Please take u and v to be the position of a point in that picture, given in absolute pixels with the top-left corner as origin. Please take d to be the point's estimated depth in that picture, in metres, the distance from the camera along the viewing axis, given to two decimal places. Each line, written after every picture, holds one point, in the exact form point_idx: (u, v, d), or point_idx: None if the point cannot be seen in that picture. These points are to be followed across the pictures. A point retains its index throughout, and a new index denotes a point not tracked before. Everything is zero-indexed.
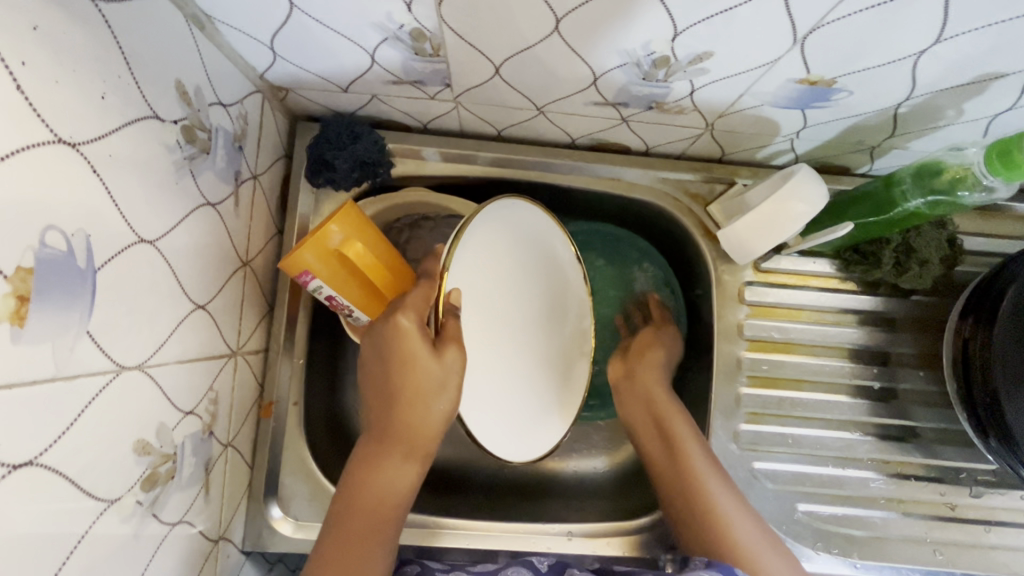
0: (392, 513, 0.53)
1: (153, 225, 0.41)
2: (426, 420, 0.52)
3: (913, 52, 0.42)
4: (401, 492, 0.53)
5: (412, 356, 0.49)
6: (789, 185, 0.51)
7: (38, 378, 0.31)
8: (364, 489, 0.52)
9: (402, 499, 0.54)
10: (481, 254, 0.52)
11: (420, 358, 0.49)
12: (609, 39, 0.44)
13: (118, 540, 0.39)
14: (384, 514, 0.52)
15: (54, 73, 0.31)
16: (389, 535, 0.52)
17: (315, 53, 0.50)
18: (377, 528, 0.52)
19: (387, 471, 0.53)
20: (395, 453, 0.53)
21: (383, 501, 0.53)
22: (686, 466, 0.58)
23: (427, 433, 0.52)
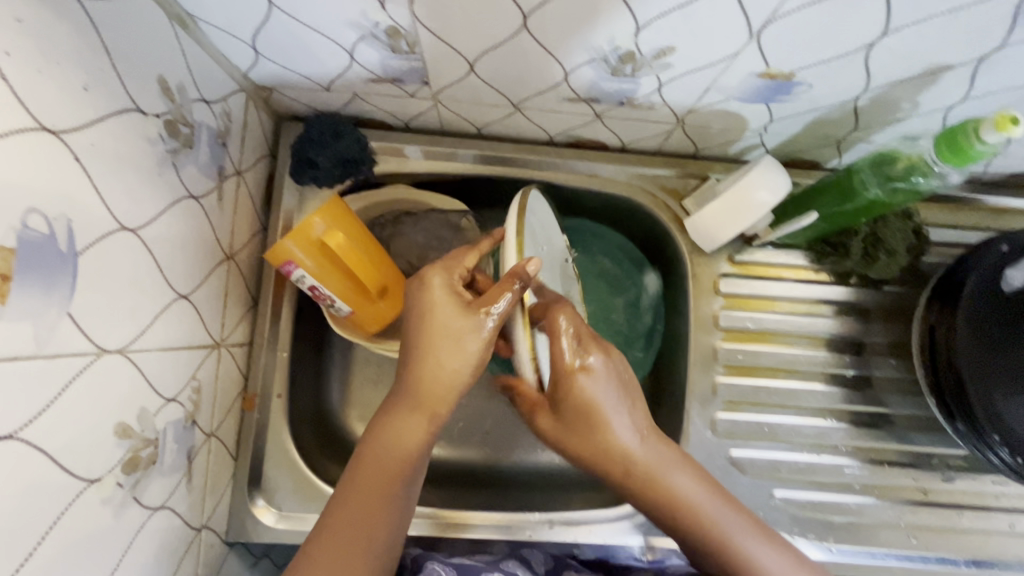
0: (402, 474, 0.49)
1: (134, 214, 0.42)
2: (447, 370, 0.47)
3: (864, 44, 0.44)
4: (412, 453, 0.49)
5: (438, 304, 0.47)
6: (752, 175, 0.53)
7: (19, 355, 0.32)
8: (377, 446, 0.49)
9: (418, 456, 0.50)
10: (536, 245, 0.52)
11: (444, 317, 0.47)
12: (576, 35, 0.46)
13: (98, 520, 0.40)
14: (395, 470, 0.49)
15: (37, 64, 0.32)
16: (398, 494, 0.49)
17: (296, 52, 0.52)
18: (383, 486, 0.49)
19: (399, 429, 0.49)
20: (411, 410, 0.49)
21: (392, 461, 0.49)
22: (696, 526, 0.52)
23: (446, 387, 0.48)
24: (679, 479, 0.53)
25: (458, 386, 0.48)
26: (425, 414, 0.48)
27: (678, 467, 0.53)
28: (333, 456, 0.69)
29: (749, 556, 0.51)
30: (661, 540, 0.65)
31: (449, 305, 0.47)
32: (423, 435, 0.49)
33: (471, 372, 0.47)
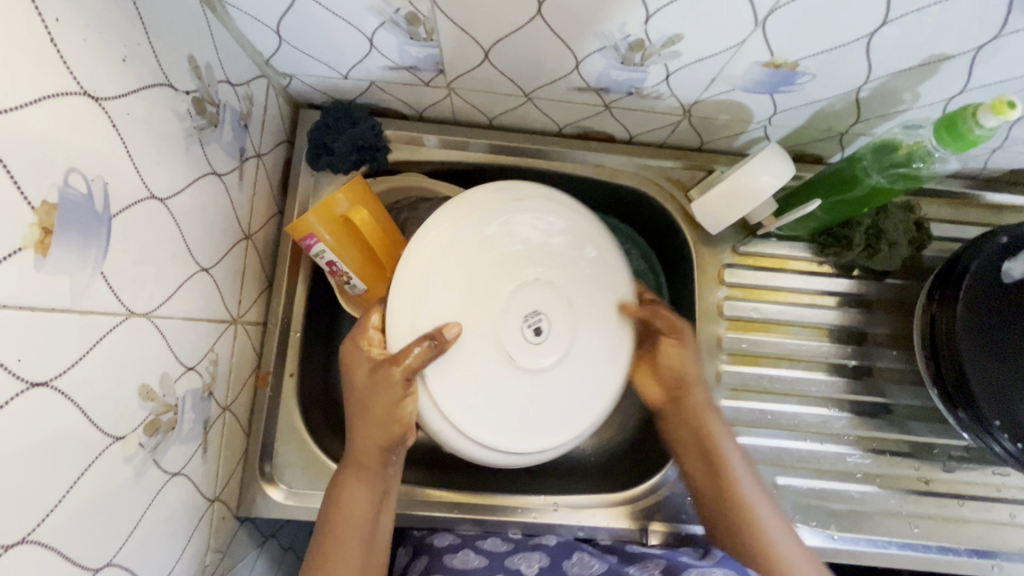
0: (365, 530, 0.55)
1: (163, 185, 0.44)
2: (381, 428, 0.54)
3: (865, 34, 0.46)
4: (365, 509, 0.56)
5: (357, 368, 0.54)
6: (756, 161, 0.55)
7: (56, 307, 0.34)
8: (336, 509, 0.55)
9: (371, 512, 0.56)
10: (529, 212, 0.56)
11: (365, 377, 0.53)
12: (589, 23, 0.48)
13: (120, 477, 0.41)
14: (355, 528, 0.55)
15: (83, 33, 0.34)
16: (369, 546, 0.56)
17: (318, 38, 0.54)
18: (349, 542, 0.54)
19: (348, 492, 0.56)
20: (355, 472, 0.56)
21: (350, 517, 0.55)
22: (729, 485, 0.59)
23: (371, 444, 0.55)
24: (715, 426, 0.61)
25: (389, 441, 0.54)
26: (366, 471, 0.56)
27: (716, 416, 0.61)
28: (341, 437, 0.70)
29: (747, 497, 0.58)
30: (664, 524, 0.66)
31: (365, 372, 0.53)
32: (372, 490, 0.56)
33: (398, 430, 0.54)
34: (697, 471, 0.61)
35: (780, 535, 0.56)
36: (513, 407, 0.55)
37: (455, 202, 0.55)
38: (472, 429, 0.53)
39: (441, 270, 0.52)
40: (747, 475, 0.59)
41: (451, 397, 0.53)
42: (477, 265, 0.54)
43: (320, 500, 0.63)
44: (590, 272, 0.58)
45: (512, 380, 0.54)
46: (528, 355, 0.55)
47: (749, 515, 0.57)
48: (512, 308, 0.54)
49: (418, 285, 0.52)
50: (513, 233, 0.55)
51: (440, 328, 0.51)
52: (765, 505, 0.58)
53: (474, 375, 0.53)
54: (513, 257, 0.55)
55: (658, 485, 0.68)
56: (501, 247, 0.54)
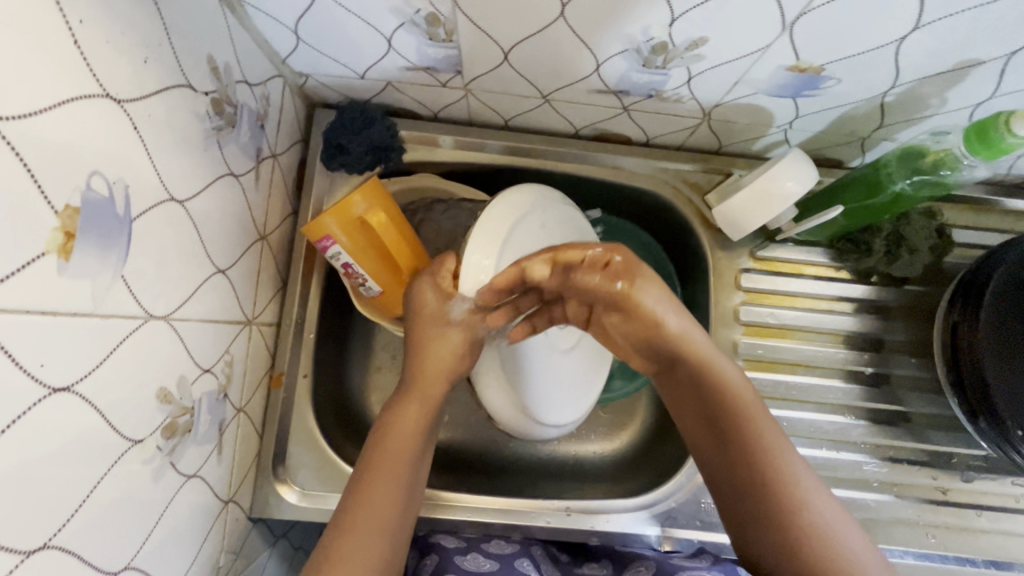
0: (417, 445, 0.53)
1: (182, 186, 0.44)
2: (437, 353, 0.54)
3: (895, 38, 0.45)
4: (420, 434, 0.53)
5: (432, 298, 0.54)
6: (778, 167, 0.55)
7: (78, 312, 0.34)
8: (385, 441, 0.52)
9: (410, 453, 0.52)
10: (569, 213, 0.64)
11: (439, 302, 0.53)
12: (612, 25, 0.47)
13: (138, 481, 0.41)
14: (394, 472, 0.51)
15: (105, 34, 0.34)
16: (403, 499, 0.50)
17: (336, 38, 0.54)
18: (392, 479, 0.50)
19: (406, 415, 0.53)
20: (417, 394, 0.54)
21: (404, 452, 0.51)
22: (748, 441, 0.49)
23: (433, 368, 0.54)
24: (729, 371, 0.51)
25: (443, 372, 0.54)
26: (431, 393, 0.54)
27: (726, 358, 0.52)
28: (354, 439, 0.70)
29: (761, 428, 0.50)
30: (678, 531, 0.66)
31: (443, 299, 0.53)
32: (429, 414, 0.54)
33: (461, 361, 0.55)
34: (699, 414, 0.52)
35: (802, 468, 0.49)
36: (542, 375, 0.63)
37: (506, 197, 0.56)
38: (513, 398, 0.60)
39: (510, 254, 0.54)
40: (762, 409, 0.51)
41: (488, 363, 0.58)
42: (534, 255, 0.57)
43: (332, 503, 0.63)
44: None
45: (544, 352, 0.63)
46: (553, 333, 0.64)
47: (764, 446, 0.49)
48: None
49: (497, 241, 0.52)
50: (552, 222, 0.61)
51: (523, 265, 0.49)
52: (782, 439, 0.50)
53: (513, 344, 0.59)
54: (553, 245, 0.60)
55: (671, 492, 0.67)
56: (544, 237, 0.59)
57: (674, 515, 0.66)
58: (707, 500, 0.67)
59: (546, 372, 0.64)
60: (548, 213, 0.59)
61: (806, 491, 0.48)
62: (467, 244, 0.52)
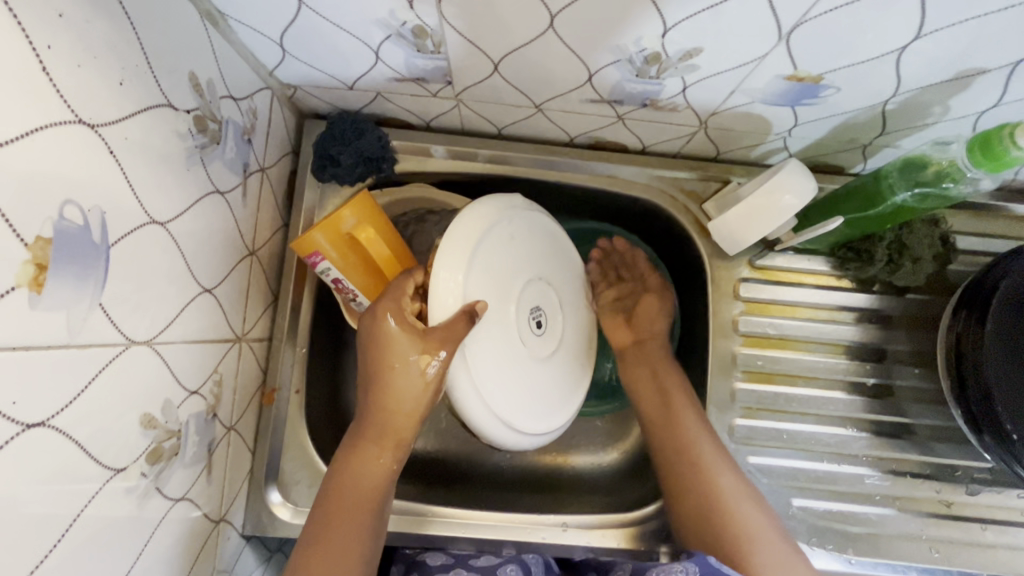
0: (383, 492, 0.54)
1: (164, 208, 0.43)
2: (403, 401, 0.53)
3: (895, 48, 0.44)
4: (387, 478, 0.54)
5: (393, 341, 0.51)
6: (776, 179, 0.54)
7: (53, 344, 0.33)
8: (345, 481, 0.53)
9: (380, 490, 0.54)
10: (533, 226, 0.61)
11: (403, 343, 0.51)
12: (603, 36, 0.46)
13: (122, 509, 0.41)
14: (360, 509, 0.52)
15: (77, 58, 0.33)
16: (370, 525, 0.52)
17: (322, 51, 0.53)
18: (355, 519, 0.52)
19: (369, 459, 0.54)
20: (376, 441, 0.54)
21: (365, 491, 0.53)
22: (688, 448, 0.59)
23: (402, 418, 0.53)
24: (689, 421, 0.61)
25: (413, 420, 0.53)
26: (395, 441, 0.54)
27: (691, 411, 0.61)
28: None
29: (702, 453, 0.59)
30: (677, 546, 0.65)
31: (409, 342, 0.51)
32: (395, 459, 0.55)
33: (432, 399, 0.53)
34: (661, 442, 0.61)
35: (738, 495, 0.57)
36: (529, 390, 0.58)
37: (469, 213, 0.54)
38: (509, 414, 0.55)
39: (480, 266, 0.53)
40: (709, 437, 0.60)
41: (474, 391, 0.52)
42: (501, 268, 0.55)
43: None
44: (569, 284, 0.67)
45: (528, 366, 0.59)
46: (532, 344, 0.59)
47: (706, 479, 0.58)
48: (522, 311, 0.58)
49: (462, 264, 0.51)
50: (519, 235, 0.58)
51: (473, 307, 0.50)
52: (727, 470, 0.58)
53: (504, 362, 0.56)
54: (521, 257, 0.58)
55: None
56: (511, 250, 0.57)
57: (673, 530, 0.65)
58: None
59: (531, 386, 0.59)
60: (509, 228, 0.57)
61: (745, 515, 0.56)
62: (439, 266, 0.50)
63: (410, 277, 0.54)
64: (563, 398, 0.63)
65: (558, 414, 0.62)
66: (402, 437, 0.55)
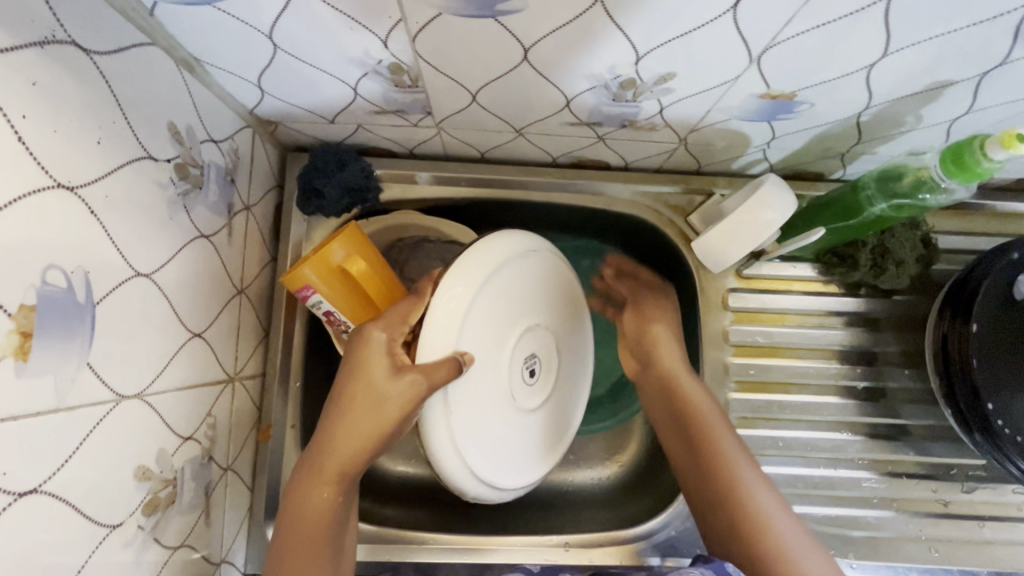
0: (332, 525, 0.51)
1: (148, 259, 0.43)
2: (357, 428, 0.51)
3: (864, 65, 0.44)
4: (332, 510, 0.51)
5: (370, 363, 0.51)
6: (757, 195, 0.54)
7: (41, 410, 0.33)
8: (295, 516, 0.51)
9: (331, 523, 0.51)
10: (531, 256, 0.59)
11: (376, 374, 0.50)
12: (576, 66, 0.47)
13: (120, 564, 0.41)
14: (315, 545, 0.50)
15: (52, 123, 0.33)
16: (328, 560, 0.50)
17: (300, 89, 0.53)
18: (310, 557, 0.50)
19: (316, 488, 0.51)
20: (323, 471, 0.51)
21: (314, 521, 0.51)
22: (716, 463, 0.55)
23: (353, 444, 0.51)
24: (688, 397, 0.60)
25: (363, 449, 0.51)
26: (339, 473, 0.51)
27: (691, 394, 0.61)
28: None
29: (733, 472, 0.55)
30: (677, 559, 0.65)
31: (381, 374, 0.50)
32: (337, 492, 0.52)
33: (386, 432, 0.51)
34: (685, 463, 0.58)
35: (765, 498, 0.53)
36: (504, 439, 0.57)
37: (482, 248, 0.53)
38: (467, 462, 0.53)
39: (477, 310, 0.52)
40: (734, 450, 0.56)
41: (445, 430, 0.51)
42: (499, 312, 0.54)
43: None
44: (568, 319, 0.66)
45: (511, 417, 0.58)
46: (524, 392, 0.59)
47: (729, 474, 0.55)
48: (515, 357, 0.57)
49: (456, 312, 0.50)
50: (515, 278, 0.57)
51: (458, 360, 0.48)
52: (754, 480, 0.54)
53: (481, 417, 0.54)
54: (522, 299, 0.58)
55: (670, 519, 0.66)
56: (503, 298, 0.55)
57: (674, 543, 0.66)
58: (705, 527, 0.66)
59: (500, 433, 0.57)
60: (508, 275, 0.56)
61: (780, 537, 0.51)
62: (441, 288, 0.50)
63: (417, 300, 0.52)
64: (541, 444, 0.63)
65: (534, 461, 0.61)
66: (345, 469, 0.52)
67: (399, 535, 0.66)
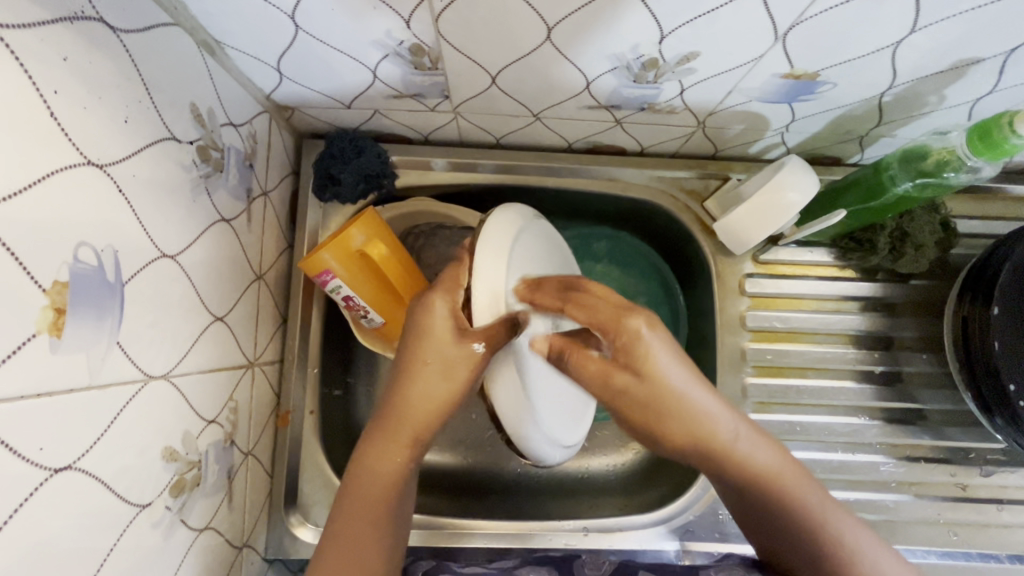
0: (395, 490, 0.50)
1: (173, 241, 0.43)
2: (424, 393, 0.49)
3: (891, 42, 0.44)
4: (401, 474, 0.51)
5: (432, 330, 0.48)
6: (778, 177, 0.54)
7: (74, 387, 0.33)
8: (359, 481, 0.50)
9: (391, 489, 0.50)
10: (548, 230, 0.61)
11: (439, 339, 0.47)
12: (599, 45, 0.46)
13: (149, 544, 0.41)
14: (376, 515, 0.49)
15: (82, 100, 0.33)
16: (385, 531, 0.50)
17: (319, 72, 0.53)
18: (373, 525, 0.49)
19: (389, 453, 0.50)
20: (392, 435, 0.50)
21: (382, 486, 0.50)
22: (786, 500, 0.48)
23: (420, 409, 0.50)
24: (759, 453, 0.49)
25: (432, 414, 0.50)
26: (409, 438, 0.50)
27: (763, 445, 0.49)
28: None
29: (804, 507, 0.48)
30: (694, 544, 0.65)
31: (446, 337, 0.47)
32: (408, 455, 0.51)
33: (457, 398, 0.50)
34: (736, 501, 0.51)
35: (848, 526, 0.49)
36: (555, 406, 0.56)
37: (501, 210, 0.51)
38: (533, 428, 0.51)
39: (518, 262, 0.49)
40: (799, 479, 0.49)
41: (513, 392, 0.48)
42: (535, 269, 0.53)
43: None
44: None
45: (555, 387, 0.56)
46: None
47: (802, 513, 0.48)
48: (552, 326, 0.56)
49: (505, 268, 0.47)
50: (532, 246, 0.54)
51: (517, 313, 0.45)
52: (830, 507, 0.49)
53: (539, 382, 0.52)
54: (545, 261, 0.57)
55: (688, 504, 0.67)
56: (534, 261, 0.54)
57: (691, 528, 0.66)
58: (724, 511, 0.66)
59: (552, 402, 0.55)
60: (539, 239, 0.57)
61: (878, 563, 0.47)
62: (483, 243, 0.46)
63: (459, 261, 0.48)
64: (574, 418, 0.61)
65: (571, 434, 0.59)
66: (418, 433, 0.51)
67: (417, 520, 0.66)
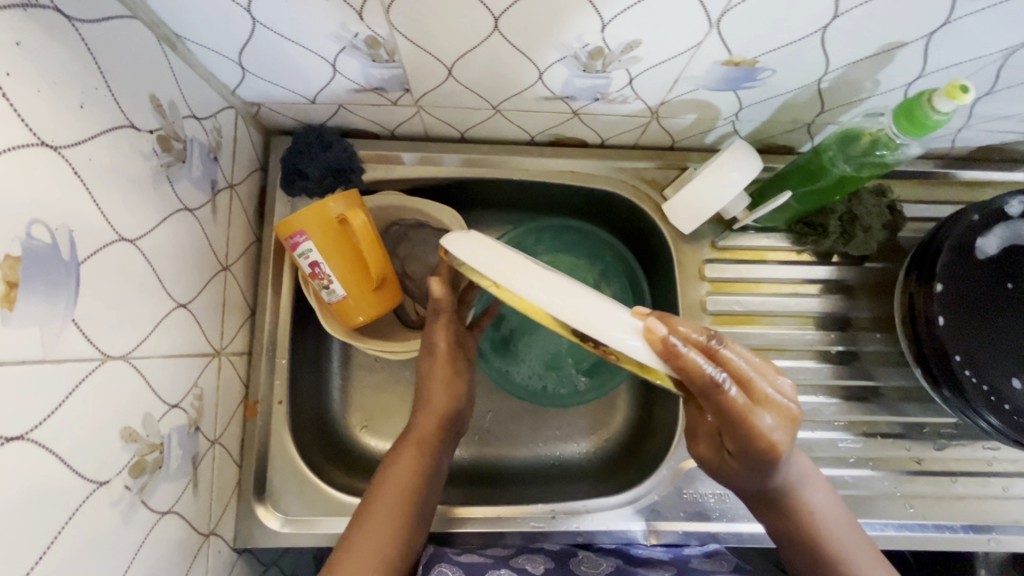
0: (408, 491, 0.55)
1: (132, 226, 0.44)
2: (429, 406, 0.59)
3: (818, 27, 0.47)
4: (415, 480, 0.56)
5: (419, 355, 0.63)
6: (723, 159, 0.57)
7: (27, 358, 0.34)
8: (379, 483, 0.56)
9: (408, 492, 0.55)
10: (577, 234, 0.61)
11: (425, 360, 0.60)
12: (546, 35, 0.49)
13: (107, 522, 0.41)
14: (399, 510, 0.54)
15: (35, 83, 0.34)
16: (402, 531, 0.54)
17: (281, 67, 0.54)
18: (387, 517, 0.54)
19: (401, 466, 0.57)
20: (405, 445, 0.58)
21: (399, 487, 0.55)
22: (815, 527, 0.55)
23: (428, 419, 0.59)
24: (811, 496, 0.55)
25: (438, 423, 0.59)
26: (418, 447, 0.58)
27: (816, 483, 0.55)
28: (335, 459, 0.71)
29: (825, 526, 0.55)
30: (661, 523, 0.67)
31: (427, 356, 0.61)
32: (420, 462, 0.57)
33: (449, 408, 0.60)
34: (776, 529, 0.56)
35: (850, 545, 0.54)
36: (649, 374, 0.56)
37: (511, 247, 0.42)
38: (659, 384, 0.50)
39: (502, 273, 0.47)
40: (829, 507, 0.55)
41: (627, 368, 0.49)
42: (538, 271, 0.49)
43: (317, 525, 0.63)
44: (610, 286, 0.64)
45: None
46: None
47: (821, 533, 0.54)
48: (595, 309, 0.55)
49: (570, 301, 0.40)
50: None
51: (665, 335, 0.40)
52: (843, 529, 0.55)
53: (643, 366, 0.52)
54: None
55: (653, 485, 0.68)
56: None
57: (657, 508, 0.67)
58: (689, 490, 0.68)
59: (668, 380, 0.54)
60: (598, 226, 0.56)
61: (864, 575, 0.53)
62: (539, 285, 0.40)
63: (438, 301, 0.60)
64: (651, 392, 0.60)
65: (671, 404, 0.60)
66: (426, 443, 0.58)
67: None
